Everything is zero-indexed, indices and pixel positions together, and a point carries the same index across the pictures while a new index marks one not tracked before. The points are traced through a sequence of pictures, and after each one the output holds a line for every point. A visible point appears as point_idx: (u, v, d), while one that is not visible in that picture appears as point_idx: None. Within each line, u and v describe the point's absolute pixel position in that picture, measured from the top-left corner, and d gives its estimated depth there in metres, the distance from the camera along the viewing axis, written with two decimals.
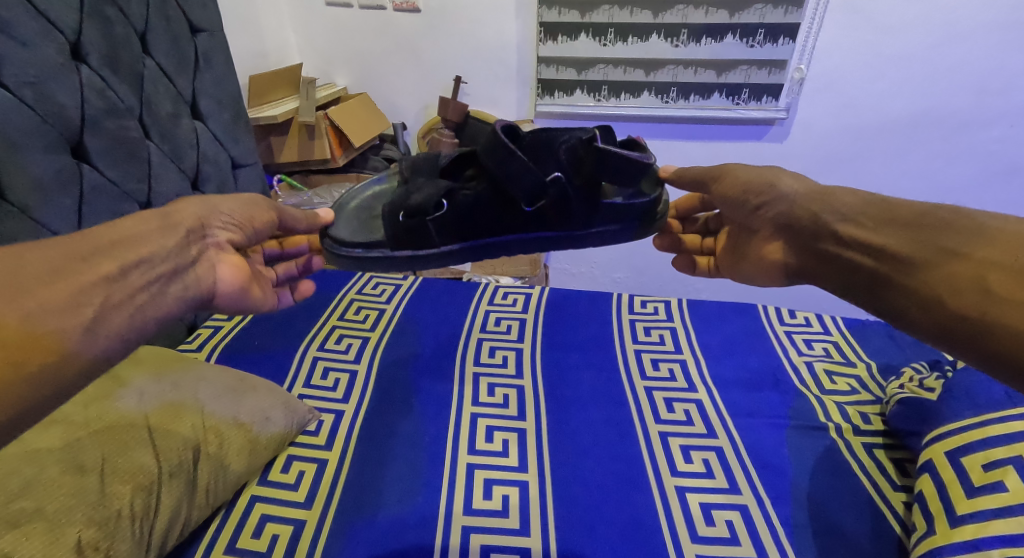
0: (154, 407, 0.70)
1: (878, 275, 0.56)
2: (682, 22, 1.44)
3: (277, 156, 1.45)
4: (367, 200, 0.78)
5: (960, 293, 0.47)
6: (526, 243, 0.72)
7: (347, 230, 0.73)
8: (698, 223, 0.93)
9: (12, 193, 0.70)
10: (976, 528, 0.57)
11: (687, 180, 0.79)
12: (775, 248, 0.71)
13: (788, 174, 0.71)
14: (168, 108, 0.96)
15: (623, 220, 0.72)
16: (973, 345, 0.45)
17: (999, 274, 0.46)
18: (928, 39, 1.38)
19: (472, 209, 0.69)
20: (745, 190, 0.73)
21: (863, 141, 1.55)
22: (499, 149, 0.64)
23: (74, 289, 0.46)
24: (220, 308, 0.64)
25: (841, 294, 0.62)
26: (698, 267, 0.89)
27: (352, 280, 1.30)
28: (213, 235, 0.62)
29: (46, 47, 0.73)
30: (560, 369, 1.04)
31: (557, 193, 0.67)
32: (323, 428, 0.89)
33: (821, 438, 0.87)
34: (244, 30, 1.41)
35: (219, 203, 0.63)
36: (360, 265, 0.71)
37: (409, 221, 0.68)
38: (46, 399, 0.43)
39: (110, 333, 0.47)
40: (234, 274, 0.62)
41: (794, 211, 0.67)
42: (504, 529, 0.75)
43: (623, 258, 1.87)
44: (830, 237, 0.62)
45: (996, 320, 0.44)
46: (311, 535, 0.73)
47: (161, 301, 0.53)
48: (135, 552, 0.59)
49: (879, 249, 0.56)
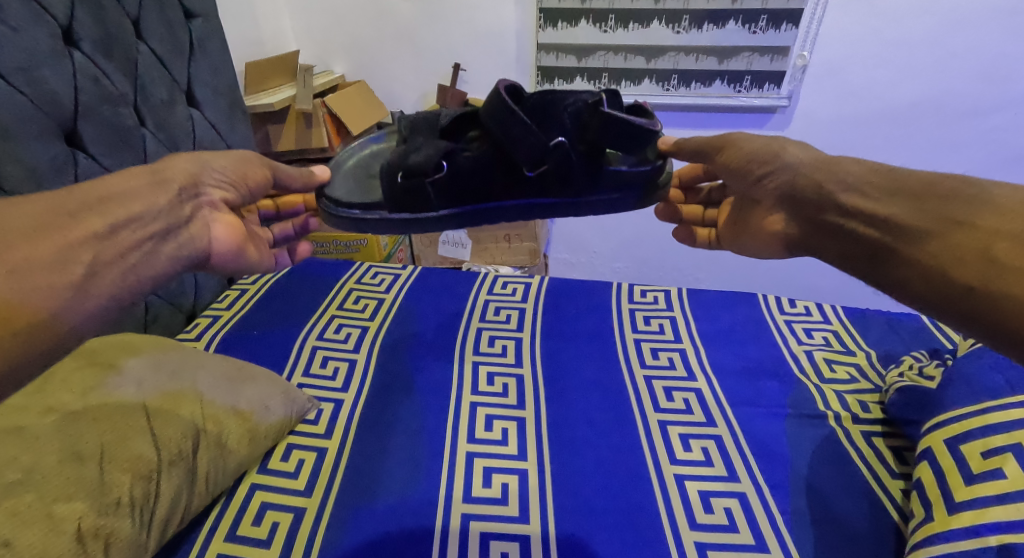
0: (154, 396, 0.70)
1: (882, 246, 0.55)
2: (684, 8, 1.43)
3: (275, 144, 1.43)
4: (365, 159, 0.76)
5: (963, 271, 0.47)
6: (526, 209, 0.71)
7: (344, 189, 0.71)
8: (701, 194, 0.92)
9: (7, 180, 0.69)
10: (974, 515, 0.57)
11: (687, 151, 0.76)
12: (776, 219, 0.70)
13: (793, 144, 0.69)
14: (164, 95, 0.95)
15: (624, 188, 0.71)
16: (976, 321, 0.46)
17: (1005, 243, 0.46)
18: (933, 25, 1.37)
19: (472, 173, 0.68)
20: (749, 160, 0.70)
21: (866, 129, 1.53)
22: (501, 110, 0.63)
23: (62, 245, 0.48)
24: (215, 266, 0.67)
25: (839, 266, 0.61)
26: (698, 239, 0.90)
27: (350, 270, 1.29)
28: (207, 194, 0.63)
29: (38, 32, 0.72)
30: (559, 358, 1.04)
31: (558, 157, 0.66)
32: (323, 417, 0.89)
33: (820, 427, 0.87)
34: (240, 17, 1.40)
35: (212, 160, 0.65)
36: (357, 226, 0.70)
37: (408, 183, 0.67)
38: (37, 355, 0.44)
39: (99, 292, 0.49)
40: (229, 234, 0.65)
41: (798, 180, 0.65)
42: (503, 516, 0.75)
43: (623, 248, 1.87)
44: (834, 207, 0.61)
45: (1001, 296, 0.44)
46: (311, 523, 0.73)
47: (154, 259, 0.55)
48: (136, 540, 0.59)
49: (882, 220, 0.56)
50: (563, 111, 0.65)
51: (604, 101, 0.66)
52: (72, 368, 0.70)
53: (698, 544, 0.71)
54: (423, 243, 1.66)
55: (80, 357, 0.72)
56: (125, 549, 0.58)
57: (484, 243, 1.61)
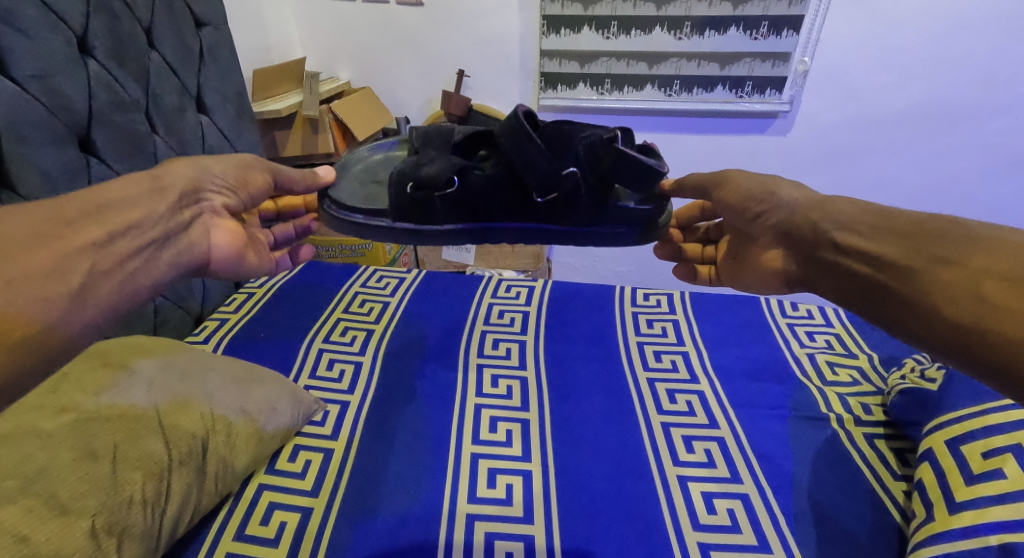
0: (164, 397, 0.71)
1: (875, 282, 0.56)
2: (685, 14, 1.45)
3: (281, 150, 1.45)
4: (372, 164, 0.79)
5: (956, 312, 0.47)
6: (527, 232, 0.72)
7: (348, 192, 0.74)
8: (699, 232, 0.94)
9: (22, 184, 0.71)
10: (975, 515, 0.57)
11: (689, 190, 0.79)
12: (775, 255, 0.71)
13: (787, 183, 0.72)
14: (174, 101, 0.97)
15: (624, 223, 0.71)
16: (970, 358, 0.46)
17: (994, 282, 0.46)
18: (933, 31, 1.38)
19: (480, 195, 0.69)
20: (745, 199, 0.72)
21: (867, 134, 1.54)
22: (518, 134, 0.64)
23: (61, 255, 0.47)
24: (216, 271, 0.68)
25: (840, 304, 0.61)
26: (699, 276, 0.90)
27: (355, 273, 1.30)
28: (207, 200, 0.64)
29: (54, 41, 0.74)
30: (563, 361, 1.05)
31: (570, 186, 0.67)
32: (329, 419, 0.90)
33: (822, 429, 0.88)
34: (248, 24, 1.42)
35: (212, 166, 0.66)
36: (358, 230, 0.72)
37: (416, 195, 0.69)
38: (34, 367, 0.44)
39: (96, 302, 0.49)
40: (229, 239, 0.66)
41: (794, 218, 0.67)
42: (508, 516, 0.76)
43: (625, 252, 1.88)
44: (828, 245, 0.62)
45: (996, 338, 0.44)
46: (318, 523, 0.74)
47: (153, 267, 0.55)
48: (147, 537, 0.60)
49: (876, 258, 0.56)
50: (578, 143, 0.66)
51: (619, 138, 0.67)
52: (86, 369, 0.70)
53: (701, 544, 0.72)
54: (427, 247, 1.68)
55: (92, 358, 0.73)
56: (138, 546, 0.59)
57: (488, 247, 1.62)
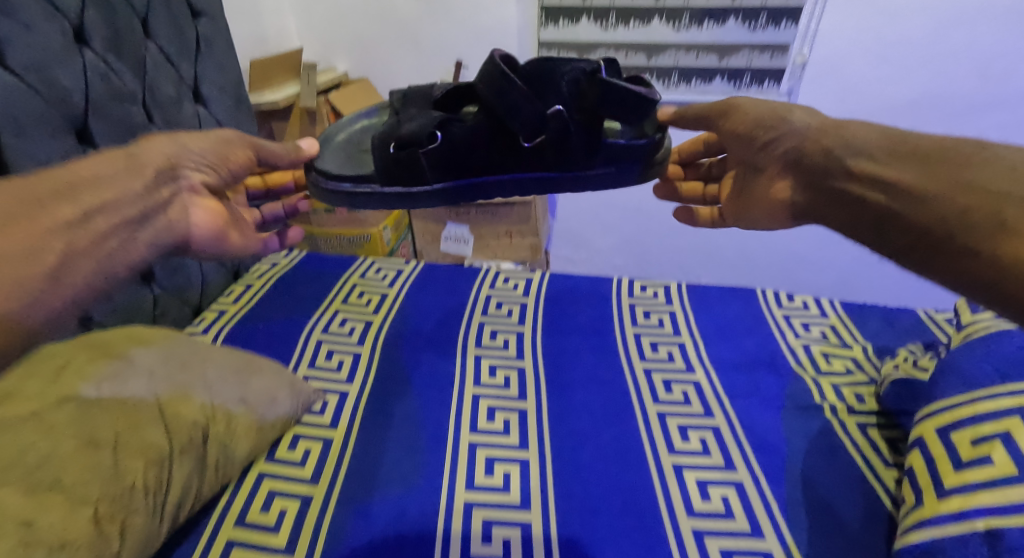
0: (165, 387, 0.72)
1: (887, 212, 0.56)
2: (684, 5, 1.45)
3: (280, 141, 1.47)
4: (355, 134, 0.84)
5: (987, 242, 0.45)
6: (518, 184, 0.72)
7: (335, 163, 0.76)
8: (702, 169, 0.96)
9: (20, 175, 0.71)
10: (962, 500, 0.58)
11: (689, 119, 0.82)
12: (782, 187, 0.72)
13: (801, 110, 0.73)
14: (172, 93, 0.97)
15: (625, 161, 0.71)
16: (976, 278, 0.46)
17: (1015, 208, 0.45)
18: (933, 22, 1.38)
19: (466, 143, 0.68)
20: (755, 125, 0.75)
21: (864, 129, 1.54)
22: (497, 78, 0.65)
23: (34, 234, 0.50)
24: (198, 251, 0.71)
25: (849, 235, 0.61)
26: (699, 216, 0.93)
27: (353, 265, 1.31)
28: (184, 177, 0.67)
29: (51, 30, 0.73)
30: (560, 352, 1.05)
31: (558, 128, 0.67)
32: (328, 409, 0.91)
33: (816, 418, 0.89)
34: (245, 14, 1.41)
35: (189, 143, 0.69)
36: (348, 200, 0.72)
37: (400, 153, 0.69)
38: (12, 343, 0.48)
39: (75, 281, 0.52)
40: (208, 219, 0.70)
41: (804, 145, 0.68)
42: (505, 504, 0.77)
43: (623, 244, 1.89)
44: (841, 171, 0.62)
45: (1006, 262, 0.44)
46: (317, 511, 0.75)
47: (131, 247, 0.58)
48: (148, 524, 0.61)
49: (892, 184, 0.56)
50: (561, 79, 0.66)
51: (602, 70, 0.67)
52: (86, 357, 0.70)
53: (695, 531, 0.73)
54: (425, 239, 1.69)
55: (92, 347, 0.72)
56: (139, 533, 0.60)
57: (486, 240, 1.63)
